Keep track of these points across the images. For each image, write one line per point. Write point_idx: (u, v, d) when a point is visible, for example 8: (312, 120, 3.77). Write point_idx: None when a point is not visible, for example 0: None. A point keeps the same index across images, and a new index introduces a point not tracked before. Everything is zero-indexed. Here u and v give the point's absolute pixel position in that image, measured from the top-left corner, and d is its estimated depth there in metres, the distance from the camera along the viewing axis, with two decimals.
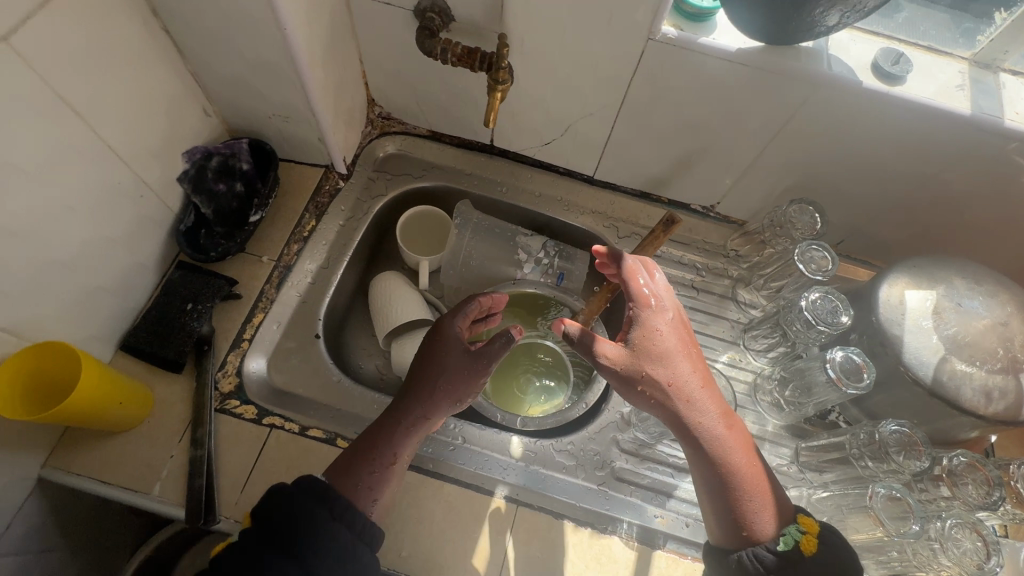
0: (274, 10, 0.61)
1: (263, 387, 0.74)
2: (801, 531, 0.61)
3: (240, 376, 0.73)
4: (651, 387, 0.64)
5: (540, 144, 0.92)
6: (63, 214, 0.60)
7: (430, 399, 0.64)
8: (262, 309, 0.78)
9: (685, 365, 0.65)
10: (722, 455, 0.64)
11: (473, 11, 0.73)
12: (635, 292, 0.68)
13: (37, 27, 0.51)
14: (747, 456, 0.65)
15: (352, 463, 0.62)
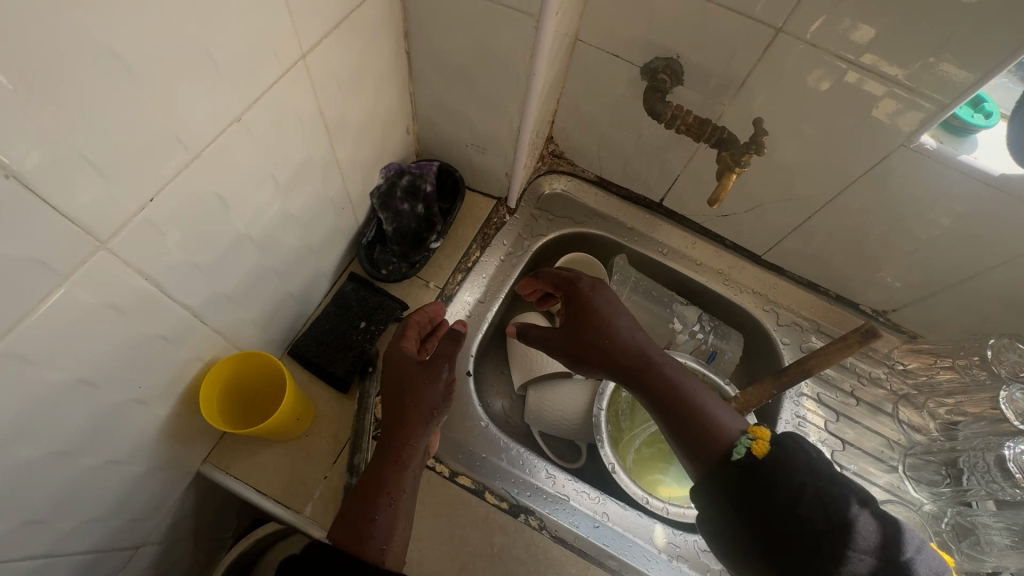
0: (535, 58, 0.59)
1: None
2: (749, 437, 0.54)
3: None
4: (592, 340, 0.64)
5: (716, 214, 0.88)
6: (289, 224, 0.59)
7: (401, 419, 0.61)
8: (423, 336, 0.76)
9: (621, 313, 0.65)
10: (677, 389, 0.60)
11: (709, 81, 0.69)
12: (567, 274, 0.70)
13: (326, 45, 0.51)
14: (701, 390, 0.61)
15: (351, 521, 0.56)
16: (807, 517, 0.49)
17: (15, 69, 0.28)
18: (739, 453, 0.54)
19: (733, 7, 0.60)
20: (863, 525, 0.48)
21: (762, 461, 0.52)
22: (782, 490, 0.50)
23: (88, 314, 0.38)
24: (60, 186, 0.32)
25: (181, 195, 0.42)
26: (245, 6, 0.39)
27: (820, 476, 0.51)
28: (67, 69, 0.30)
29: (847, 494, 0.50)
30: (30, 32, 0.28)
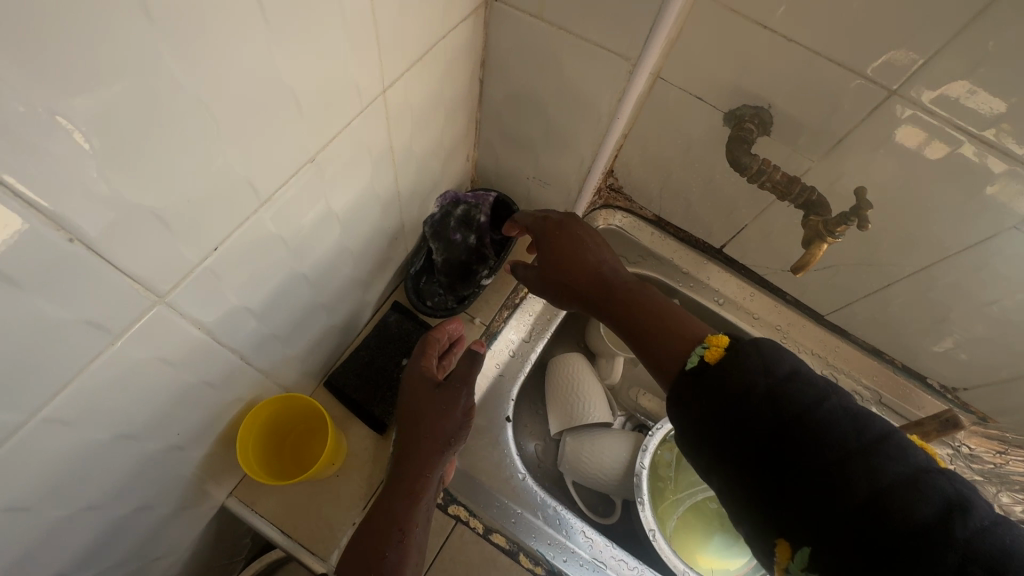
0: (624, 101, 0.54)
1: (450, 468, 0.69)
2: (703, 347, 0.47)
3: None
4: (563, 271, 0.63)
5: (782, 268, 0.83)
6: (345, 260, 0.55)
7: (419, 452, 0.58)
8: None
9: (586, 241, 0.63)
10: (646, 312, 0.57)
11: (800, 136, 0.64)
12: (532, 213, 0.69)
13: (407, 79, 0.47)
14: (674, 314, 0.55)
15: (360, 556, 0.54)
16: (758, 411, 0.41)
17: (90, 121, 0.24)
18: (692, 363, 0.47)
19: (845, 63, 0.55)
20: (825, 411, 0.39)
21: (712, 367, 0.45)
22: (731, 389, 0.43)
23: (137, 368, 0.35)
24: (125, 243, 0.29)
25: (245, 241, 0.38)
26: (338, 43, 0.35)
27: (771, 367, 0.42)
28: (147, 119, 0.26)
29: (805, 383, 0.41)
30: (109, 80, 0.24)
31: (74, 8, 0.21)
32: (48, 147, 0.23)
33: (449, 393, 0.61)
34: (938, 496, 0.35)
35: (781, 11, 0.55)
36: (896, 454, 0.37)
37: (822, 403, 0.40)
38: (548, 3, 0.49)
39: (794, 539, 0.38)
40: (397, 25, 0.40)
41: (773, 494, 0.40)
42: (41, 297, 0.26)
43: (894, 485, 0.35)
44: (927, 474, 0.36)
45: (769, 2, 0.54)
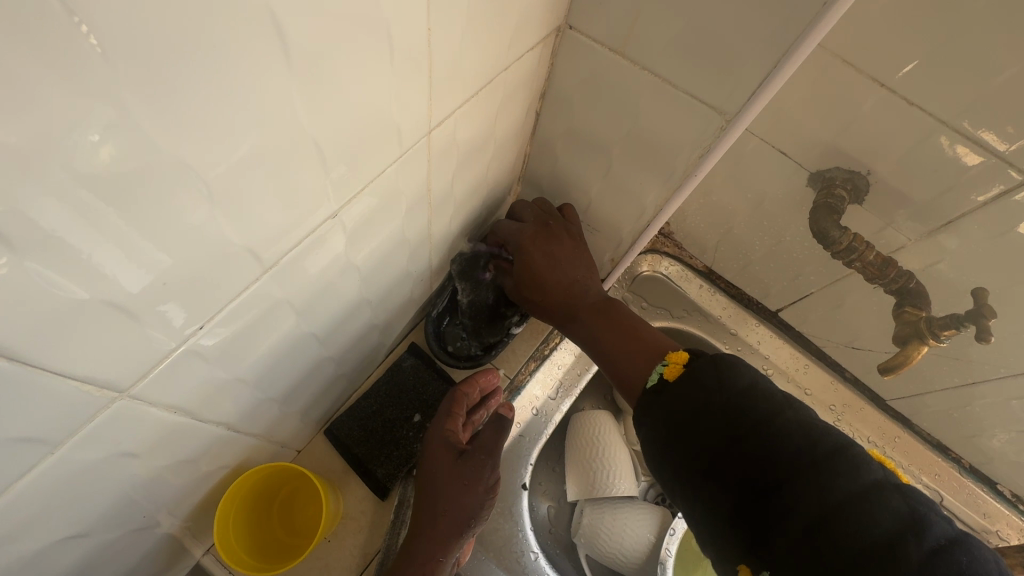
0: (704, 160, 0.46)
1: None
2: (664, 363, 0.46)
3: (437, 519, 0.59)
4: (538, 283, 0.58)
5: (847, 343, 0.74)
6: (362, 310, 0.47)
7: (436, 526, 0.50)
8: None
9: (563, 246, 0.57)
10: (615, 325, 0.54)
11: (901, 210, 0.55)
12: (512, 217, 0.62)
13: (458, 116, 0.39)
14: (641, 326, 0.53)
15: None
16: (713, 422, 0.40)
17: (26, 203, 0.17)
18: (653, 381, 0.46)
19: (976, 136, 0.47)
20: (779, 424, 0.38)
21: (670, 385, 0.44)
22: (689, 407, 0.42)
23: (91, 467, 0.28)
24: (74, 341, 0.21)
25: (241, 313, 0.30)
26: (384, 85, 0.28)
27: (726, 379, 0.41)
28: (111, 194, 0.19)
29: (761, 395, 0.40)
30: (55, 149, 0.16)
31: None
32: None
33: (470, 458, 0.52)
34: (889, 515, 0.33)
35: (907, 70, 0.46)
36: (850, 469, 0.35)
37: (775, 415, 0.39)
38: (634, 39, 0.41)
39: (754, 563, 0.36)
40: (455, 58, 0.33)
41: (728, 510, 0.38)
42: None
43: (844, 502, 0.34)
44: (881, 491, 0.34)
45: (893, 58, 0.46)
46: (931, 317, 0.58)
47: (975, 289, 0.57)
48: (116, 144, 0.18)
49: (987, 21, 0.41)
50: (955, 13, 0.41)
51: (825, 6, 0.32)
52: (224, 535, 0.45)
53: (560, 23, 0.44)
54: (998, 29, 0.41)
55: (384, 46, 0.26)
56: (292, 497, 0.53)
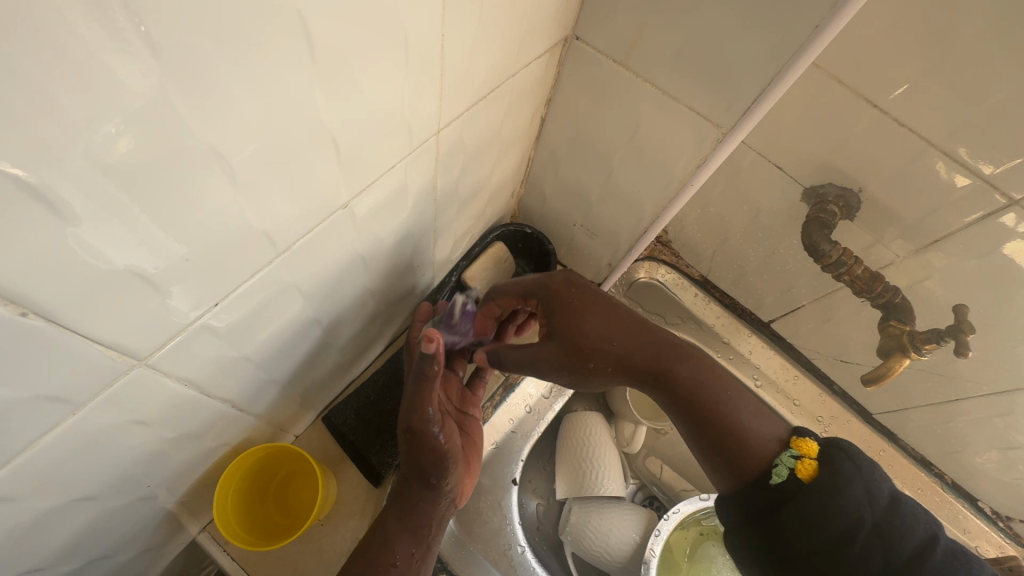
0: (700, 169, 0.48)
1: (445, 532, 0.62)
2: (794, 455, 0.44)
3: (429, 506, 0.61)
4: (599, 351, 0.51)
5: (836, 356, 0.75)
6: (364, 301, 0.49)
7: (410, 483, 0.52)
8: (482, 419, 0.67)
9: (614, 311, 0.52)
10: (711, 402, 0.48)
11: (890, 227, 0.57)
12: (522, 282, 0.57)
13: (466, 118, 0.41)
14: (715, 371, 0.50)
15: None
16: (867, 548, 0.39)
17: (57, 181, 0.18)
18: (779, 475, 0.44)
19: (965, 161, 0.48)
20: (940, 558, 0.38)
21: (805, 488, 0.42)
22: (834, 523, 0.40)
23: (104, 433, 0.29)
24: (98, 313, 0.23)
25: (251, 296, 0.32)
26: (399, 85, 0.30)
27: (876, 495, 0.41)
28: (138, 176, 0.20)
29: (912, 516, 0.40)
30: (90, 134, 0.18)
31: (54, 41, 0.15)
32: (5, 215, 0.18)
33: (412, 437, 0.49)
34: None
35: (898, 91, 0.48)
36: None
37: (931, 549, 0.38)
38: (638, 51, 0.43)
39: None
40: (466, 64, 0.35)
41: None
42: None
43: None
44: None
45: (886, 79, 0.48)
46: (914, 333, 0.59)
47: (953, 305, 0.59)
48: (134, 136, 0.19)
49: (974, 48, 0.43)
50: (944, 39, 0.43)
51: (818, 28, 0.34)
52: (225, 507, 0.47)
53: (568, 33, 0.46)
54: (984, 56, 0.43)
55: (399, 51, 0.28)
56: (302, 476, 0.54)
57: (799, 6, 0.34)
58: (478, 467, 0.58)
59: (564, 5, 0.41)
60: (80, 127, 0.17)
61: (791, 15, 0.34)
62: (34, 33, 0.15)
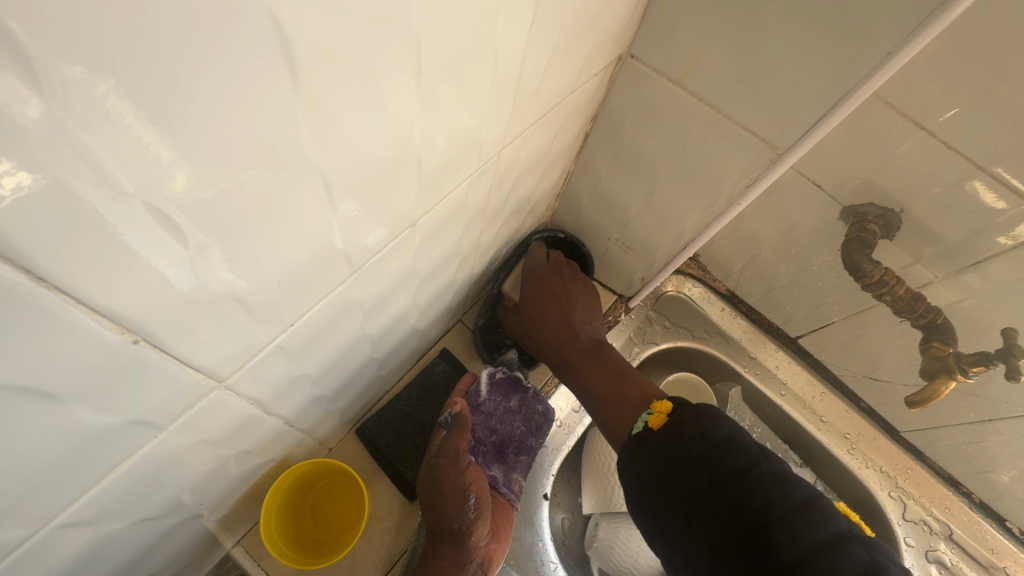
0: (750, 190, 0.48)
1: None
2: (648, 413, 0.51)
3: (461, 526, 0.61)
4: (541, 324, 0.64)
5: (864, 373, 0.75)
6: (409, 315, 0.48)
7: (440, 540, 0.52)
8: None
9: (574, 304, 0.64)
10: (611, 372, 0.59)
11: (929, 248, 0.57)
12: (535, 265, 0.65)
13: (525, 135, 0.41)
14: (626, 367, 0.59)
15: None
16: (694, 472, 0.44)
17: (173, 210, 0.17)
18: (637, 429, 0.51)
19: (1009, 182, 0.49)
20: (754, 474, 0.42)
21: (655, 434, 0.49)
22: (670, 457, 0.46)
23: (171, 458, 0.29)
24: (190, 341, 0.22)
25: (319, 316, 0.32)
26: (474, 106, 0.29)
27: (708, 431, 0.46)
28: (244, 202, 0.20)
29: (740, 446, 0.44)
30: (210, 164, 0.17)
31: (191, 73, 0.14)
32: (120, 246, 0.17)
33: (439, 493, 0.52)
34: (853, 561, 0.37)
35: (948, 115, 0.47)
36: (817, 521, 0.39)
37: (751, 468, 0.43)
38: (696, 70, 0.43)
39: None
40: (537, 82, 0.34)
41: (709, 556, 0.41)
42: (82, 409, 0.20)
43: (811, 548, 0.37)
44: (847, 541, 0.38)
45: (935, 103, 0.47)
46: (961, 352, 0.61)
47: (1003, 329, 0.58)
48: (213, 173, 0.17)
49: None
50: (1000, 65, 0.43)
51: (890, 55, 0.34)
52: (270, 522, 0.47)
53: (623, 52, 0.46)
54: None
55: (487, 70, 0.28)
56: (353, 490, 0.53)
57: (873, 32, 0.34)
58: (508, 534, 0.57)
59: (621, 25, 0.40)
60: (204, 155, 0.17)
61: (863, 40, 0.34)
62: (176, 62, 0.14)
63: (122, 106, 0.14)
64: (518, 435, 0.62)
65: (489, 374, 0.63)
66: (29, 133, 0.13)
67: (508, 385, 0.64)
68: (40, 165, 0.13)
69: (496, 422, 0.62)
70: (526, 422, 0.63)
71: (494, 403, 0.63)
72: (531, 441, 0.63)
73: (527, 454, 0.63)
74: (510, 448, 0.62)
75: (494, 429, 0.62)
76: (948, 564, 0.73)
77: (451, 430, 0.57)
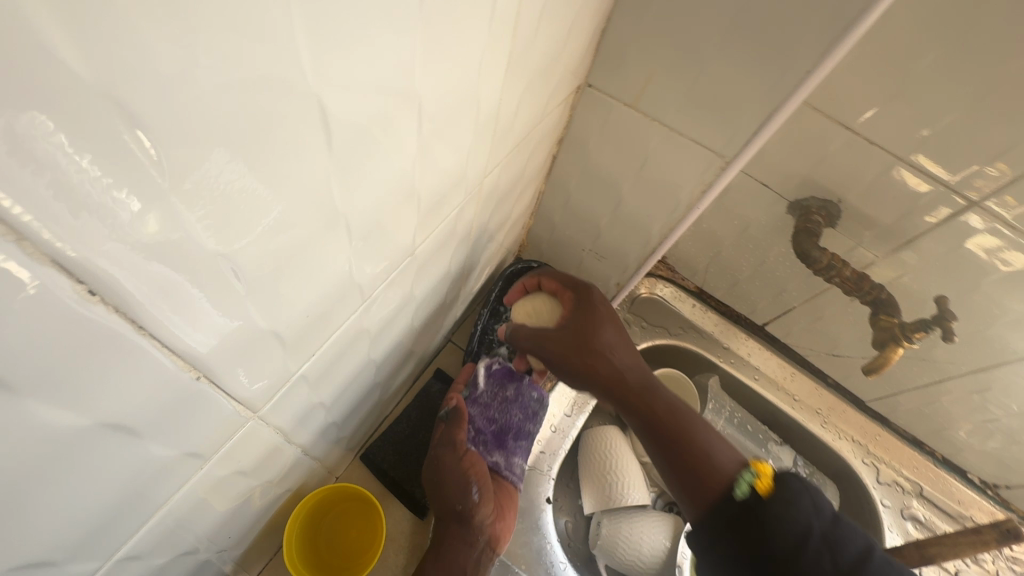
0: (706, 194, 0.53)
1: None
2: (751, 474, 0.47)
3: None
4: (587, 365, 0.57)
5: (827, 352, 0.81)
6: (407, 338, 0.51)
7: (449, 522, 0.56)
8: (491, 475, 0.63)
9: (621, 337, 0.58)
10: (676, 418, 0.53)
11: (868, 231, 0.63)
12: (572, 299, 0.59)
13: (503, 163, 0.45)
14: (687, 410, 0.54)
15: None
16: (819, 556, 0.42)
17: (237, 263, 0.20)
18: (740, 491, 0.46)
19: (927, 169, 0.55)
20: (876, 563, 0.41)
21: (767, 501, 0.45)
22: (790, 535, 0.43)
23: (211, 489, 0.31)
24: (237, 374, 0.25)
25: (335, 345, 0.34)
26: (462, 144, 0.33)
27: (822, 511, 0.44)
28: (285, 249, 0.23)
29: (848, 529, 0.44)
30: (262, 220, 0.20)
31: (258, 149, 0.18)
32: (194, 297, 0.20)
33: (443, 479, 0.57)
34: None
35: (867, 115, 0.54)
36: None
37: (869, 553, 0.42)
38: (648, 93, 0.48)
39: None
40: (512, 116, 0.39)
41: None
42: (152, 443, 0.22)
43: None
44: None
45: (856, 105, 0.54)
46: (903, 323, 0.63)
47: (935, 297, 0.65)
48: (263, 229, 0.21)
49: (931, 77, 0.49)
50: (903, 70, 0.50)
51: (811, 71, 0.39)
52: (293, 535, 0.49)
53: (581, 82, 0.51)
54: (938, 86, 0.49)
55: (471, 111, 0.31)
56: (373, 521, 0.54)
57: (794, 52, 0.39)
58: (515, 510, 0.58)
59: (580, 58, 0.45)
60: (260, 212, 0.20)
61: (787, 60, 0.40)
62: (248, 142, 0.17)
63: (211, 183, 0.17)
64: (516, 422, 0.64)
65: (485, 366, 0.66)
66: (141, 212, 0.16)
67: (504, 375, 0.67)
68: (140, 235, 0.16)
69: (495, 412, 0.64)
70: (522, 410, 0.65)
71: (491, 393, 0.65)
72: (530, 427, 0.65)
73: (526, 439, 0.64)
74: (510, 434, 0.63)
75: (492, 421, 0.64)
76: (923, 519, 0.79)
77: (450, 424, 0.62)
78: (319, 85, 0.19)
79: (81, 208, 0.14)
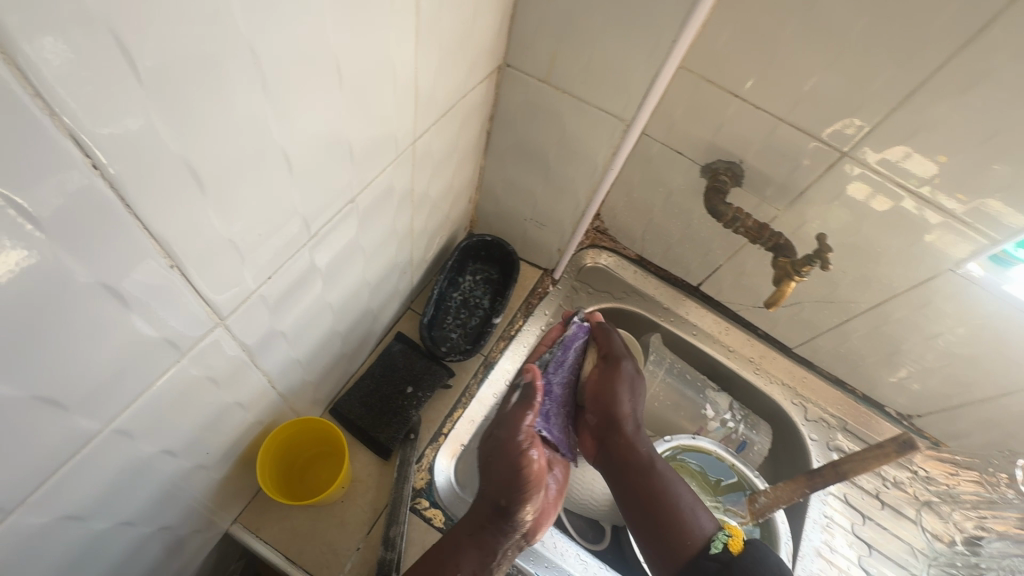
0: (616, 156, 0.62)
1: (453, 494, 0.65)
2: (725, 535, 0.56)
3: (432, 474, 0.66)
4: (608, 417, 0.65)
5: (753, 304, 0.90)
6: (362, 291, 0.58)
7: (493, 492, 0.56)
8: (450, 422, 0.70)
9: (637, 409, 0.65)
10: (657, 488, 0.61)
11: (767, 187, 0.73)
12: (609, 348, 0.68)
13: (434, 130, 0.53)
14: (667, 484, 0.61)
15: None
16: None
17: (197, 168, 0.28)
18: (716, 548, 0.55)
19: (803, 127, 0.64)
20: None
21: (737, 558, 0.53)
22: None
23: (188, 386, 0.37)
24: (203, 271, 0.32)
25: (288, 275, 0.42)
26: (385, 104, 0.41)
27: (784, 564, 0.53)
28: (235, 165, 0.30)
29: None
30: (215, 136, 0.28)
31: (208, 75, 0.25)
32: (166, 190, 0.27)
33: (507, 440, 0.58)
34: None
35: (749, 83, 0.64)
36: None
37: None
38: (555, 70, 0.57)
39: None
40: (432, 86, 0.47)
41: None
42: (135, 314, 0.29)
43: None
44: None
45: (738, 76, 0.64)
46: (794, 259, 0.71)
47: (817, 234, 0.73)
48: (215, 143, 0.28)
49: (791, 48, 0.59)
50: (768, 43, 0.59)
51: (674, 41, 0.48)
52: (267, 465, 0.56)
53: (500, 63, 0.59)
54: (798, 56, 0.59)
55: (388, 76, 0.39)
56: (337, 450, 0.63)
57: (659, 26, 0.48)
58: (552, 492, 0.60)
59: (493, 40, 0.54)
60: (212, 127, 0.27)
61: (655, 34, 0.49)
62: (200, 67, 0.25)
63: (175, 96, 0.24)
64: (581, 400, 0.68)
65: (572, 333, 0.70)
66: (127, 111, 0.23)
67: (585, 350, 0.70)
68: (128, 130, 0.23)
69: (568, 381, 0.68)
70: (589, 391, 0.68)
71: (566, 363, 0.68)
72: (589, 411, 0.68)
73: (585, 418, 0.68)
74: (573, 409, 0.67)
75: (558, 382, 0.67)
76: (846, 450, 0.88)
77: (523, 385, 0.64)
78: (250, 37, 0.26)
79: (89, 103, 0.21)
